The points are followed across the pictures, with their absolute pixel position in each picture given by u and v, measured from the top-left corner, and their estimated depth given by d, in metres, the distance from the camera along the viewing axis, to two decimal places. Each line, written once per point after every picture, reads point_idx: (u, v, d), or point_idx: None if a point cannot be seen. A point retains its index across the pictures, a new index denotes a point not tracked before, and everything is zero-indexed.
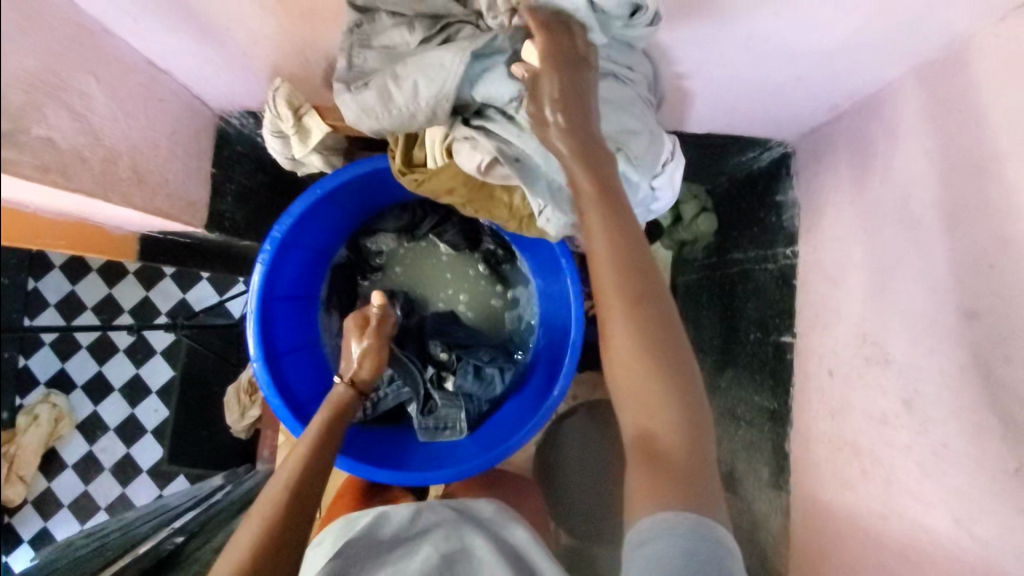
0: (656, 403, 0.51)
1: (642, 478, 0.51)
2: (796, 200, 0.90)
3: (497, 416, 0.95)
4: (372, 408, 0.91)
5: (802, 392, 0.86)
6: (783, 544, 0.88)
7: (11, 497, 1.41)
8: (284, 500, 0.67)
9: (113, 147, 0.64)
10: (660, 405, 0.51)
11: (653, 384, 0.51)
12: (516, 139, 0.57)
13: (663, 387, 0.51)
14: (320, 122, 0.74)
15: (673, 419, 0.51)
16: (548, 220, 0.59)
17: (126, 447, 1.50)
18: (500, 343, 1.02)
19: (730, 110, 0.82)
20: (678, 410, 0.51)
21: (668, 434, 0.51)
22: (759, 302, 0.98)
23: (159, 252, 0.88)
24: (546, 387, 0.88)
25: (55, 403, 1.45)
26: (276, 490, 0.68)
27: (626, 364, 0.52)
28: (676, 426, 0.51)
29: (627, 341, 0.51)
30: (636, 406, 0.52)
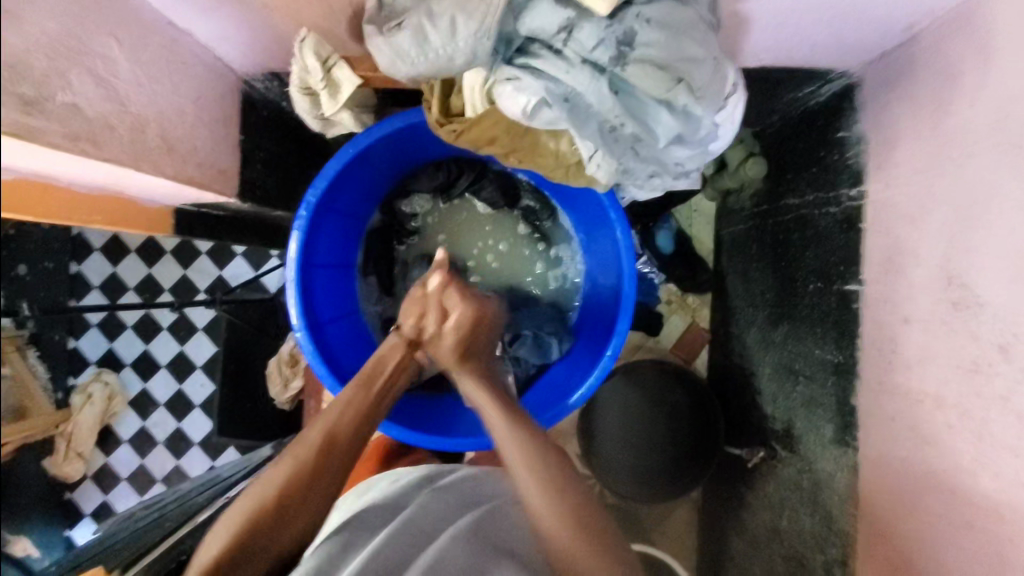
0: (574, 547, 0.65)
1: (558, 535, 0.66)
2: (862, 135, 0.83)
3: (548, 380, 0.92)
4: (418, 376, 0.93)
5: (872, 344, 0.80)
6: (851, 504, 0.85)
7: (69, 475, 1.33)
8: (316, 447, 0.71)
9: (141, 114, 0.62)
10: (553, 504, 0.67)
11: (558, 505, 0.67)
12: (565, 77, 0.51)
13: (566, 499, 0.68)
14: (349, 73, 0.69)
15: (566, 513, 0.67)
16: (598, 165, 0.55)
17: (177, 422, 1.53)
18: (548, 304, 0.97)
19: (792, 37, 0.74)
20: (570, 508, 0.67)
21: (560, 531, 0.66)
22: (819, 250, 0.92)
23: (196, 227, 0.85)
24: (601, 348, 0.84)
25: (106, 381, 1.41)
26: (309, 438, 0.72)
27: (541, 512, 0.68)
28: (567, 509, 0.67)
29: (529, 469, 0.70)
30: (544, 507, 0.67)
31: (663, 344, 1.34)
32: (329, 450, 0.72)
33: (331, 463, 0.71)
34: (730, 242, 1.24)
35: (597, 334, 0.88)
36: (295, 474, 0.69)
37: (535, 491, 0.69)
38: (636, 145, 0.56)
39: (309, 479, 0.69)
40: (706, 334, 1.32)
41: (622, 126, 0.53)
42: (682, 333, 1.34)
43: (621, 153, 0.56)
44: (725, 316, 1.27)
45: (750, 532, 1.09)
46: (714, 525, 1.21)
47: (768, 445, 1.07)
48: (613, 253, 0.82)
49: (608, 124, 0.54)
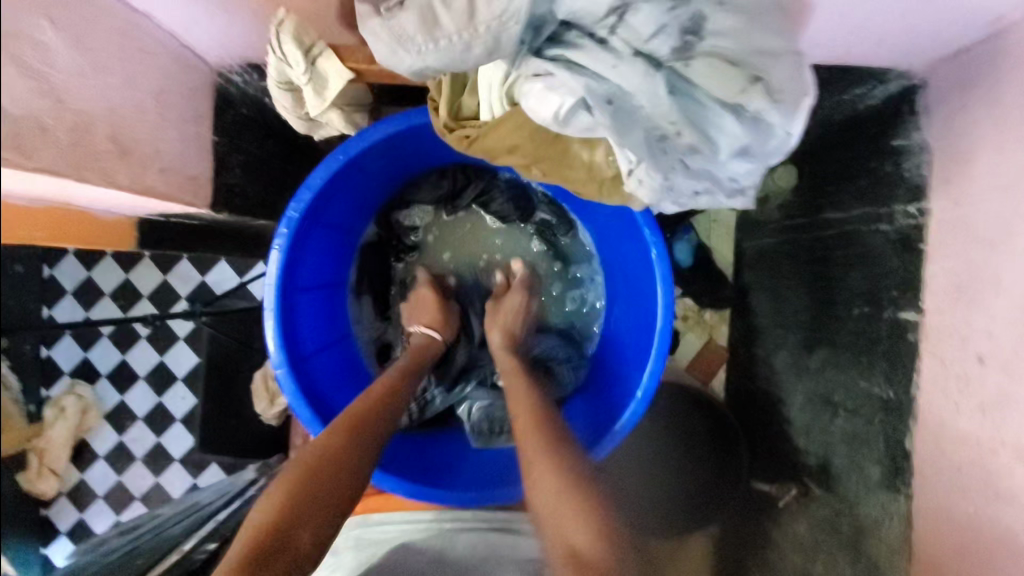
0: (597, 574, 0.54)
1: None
2: (924, 145, 0.73)
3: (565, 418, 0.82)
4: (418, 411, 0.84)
5: (934, 382, 0.70)
6: (900, 556, 0.76)
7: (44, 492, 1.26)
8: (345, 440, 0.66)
9: (85, 113, 0.51)
10: (575, 510, 0.59)
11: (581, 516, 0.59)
12: (611, 73, 0.41)
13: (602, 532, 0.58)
14: (338, 66, 0.57)
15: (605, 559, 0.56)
16: (641, 181, 0.46)
17: (156, 437, 1.44)
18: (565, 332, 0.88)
19: (855, 28, 0.65)
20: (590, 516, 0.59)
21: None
22: (866, 271, 0.82)
23: (162, 239, 0.76)
24: (628, 391, 0.74)
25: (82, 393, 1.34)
26: (306, 451, 0.65)
27: (556, 521, 0.59)
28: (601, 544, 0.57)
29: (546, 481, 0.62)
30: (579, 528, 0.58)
31: (678, 361, 1.25)
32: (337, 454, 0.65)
33: (344, 468, 0.64)
34: (754, 256, 1.14)
35: (624, 372, 0.77)
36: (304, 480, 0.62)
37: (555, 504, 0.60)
38: (689, 157, 0.46)
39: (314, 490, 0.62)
40: (722, 352, 1.24)
41: (678, 135, 0.43)
42: (698, 351, 1.24)
43: (668, 166, 0.46)
44: (747, 335, 1.17)
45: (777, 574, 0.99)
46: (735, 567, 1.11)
47: (800, 481, 0.97)
48: (644, 282, 0.72)
49: (658, 131, 0.43)
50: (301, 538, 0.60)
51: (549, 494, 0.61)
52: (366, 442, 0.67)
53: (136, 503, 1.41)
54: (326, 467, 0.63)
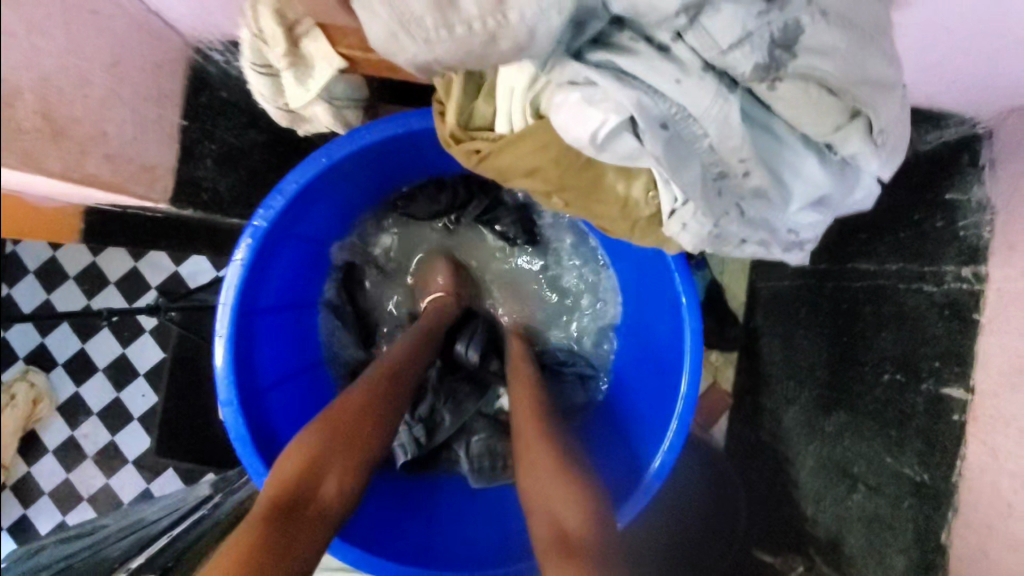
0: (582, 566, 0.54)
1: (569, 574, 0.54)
2: (983, 202, 0.65)
3: None
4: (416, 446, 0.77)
5: (983, 470, 0.62)
6: None
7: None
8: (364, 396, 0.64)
9: (11, 80, 0.41)
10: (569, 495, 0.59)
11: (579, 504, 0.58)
12: (672, 89, 0.32)
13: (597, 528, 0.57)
14: (326, 50, 0.47)
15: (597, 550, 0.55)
16: (685, 225, 0.38)
17: (111, 434, 1.32)
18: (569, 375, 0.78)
19: (923, 65, 0.57)
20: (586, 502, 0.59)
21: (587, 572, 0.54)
22: (897, 333, 0.75)
23: (115, 231, 0.66)
24: (643, 441, 0.68)
25: (33, 383, 1.28)
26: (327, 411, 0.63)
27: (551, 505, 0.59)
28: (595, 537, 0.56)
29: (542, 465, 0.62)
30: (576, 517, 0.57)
31: None
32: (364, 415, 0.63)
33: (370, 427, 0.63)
34: (769, 297, 1.05)
35: (635, 428, 0.71)
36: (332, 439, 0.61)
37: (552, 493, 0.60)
38: (749, 203, 0.37)
39: (344, 448, 0.61)
40: (728, 398, 1.16)
41: (746, 175, 0.35)
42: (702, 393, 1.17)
43: (720, 211, 0.38)
44: (754, 382, 1.09)
45: None
46: None
47: (806, 554, 0.88)
48: (668, 336, 0.66)
49: (719, 167, 0.35)
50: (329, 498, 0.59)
51: (545, 479, 0.61)
52: (387, 403, 0.65)
53: (81, 505, 1.31)
54: (351, 427, 0.62)
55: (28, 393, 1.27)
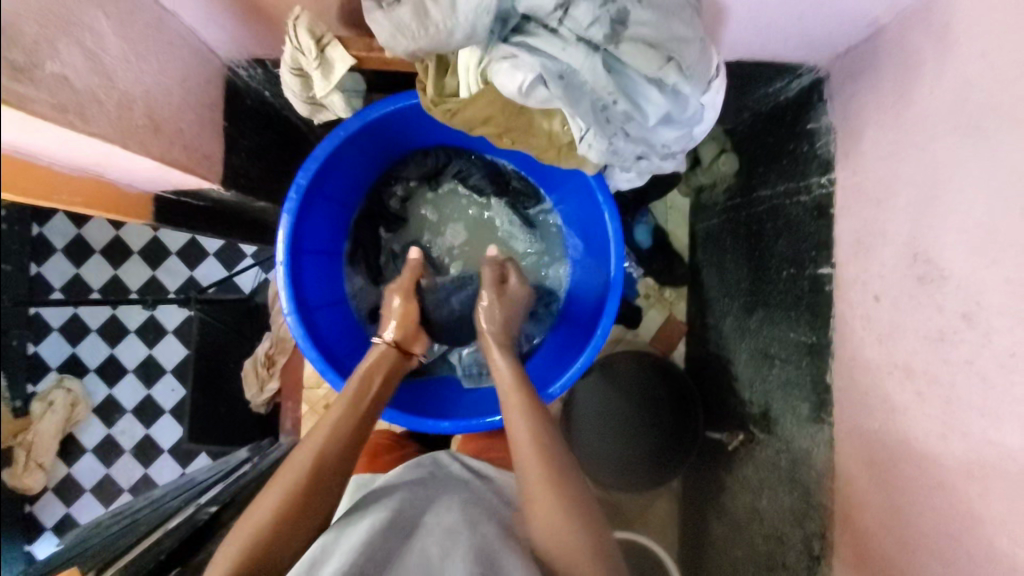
0: (558, 523, 0.66)
1: (553, 527, 0.66)
2: (830, 126, 0.87)
3: (538, 356, 0.96)
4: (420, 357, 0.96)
5: (845, 323, 0.83)
6: (828, 478, 0.88)
7: (28, 487, 1.18)
8: (308, 464, 0.69)
9: (127, 91, 0.61)
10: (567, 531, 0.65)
11: (575, 538, 0.65)
12: (560, 54, 0.53)
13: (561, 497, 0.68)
14: (343, 53, 0.66)
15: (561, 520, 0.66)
16: (590, 145, 0.58)
17: (145, 428, 1.39)
18: (539, 309, 0.97)
19: (765, 30, 0.79)
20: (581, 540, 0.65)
21: (558, 531, 0.66)
22: (792, 238, 0.96)
23: (173, 216, 0.82)
24: (593, 329, 0.87)
25: (69, 388, 1.25)
26: (278, 488, 0.67)
27: (554, 534, 0.66)
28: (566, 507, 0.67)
29: (545, 500, 0.68)
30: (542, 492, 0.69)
31: (642, 336, 1.36)
32: (317, 478, 0.69)
33: (329, 483, 0.70)
34: (704, 236, 1.27)
35: (589, 322, 0.89)
36: (292, 494, 0.67)
37: (557, 527, 0.66)
38: (627, 124, 0.58)
39: (301, 507, 0.67)
40: (682, 327, 1.34)
41: (615, 103, 0.56)
42: (660, 326, 1.35)
43: (612, 132, 0.59)
44: (701, 307, 1.29)
45: (730, 514, 1.11)
46: (693, 510, 1.24)
47: (746, 428, 1.10)
48: (602, 237, 0.86)
49: (601, 102, 0.56)
50: (288, 545, 0.65)
51: (545, 510, 0.68)
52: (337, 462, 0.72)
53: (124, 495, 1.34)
54: (310, 481, 0.69)
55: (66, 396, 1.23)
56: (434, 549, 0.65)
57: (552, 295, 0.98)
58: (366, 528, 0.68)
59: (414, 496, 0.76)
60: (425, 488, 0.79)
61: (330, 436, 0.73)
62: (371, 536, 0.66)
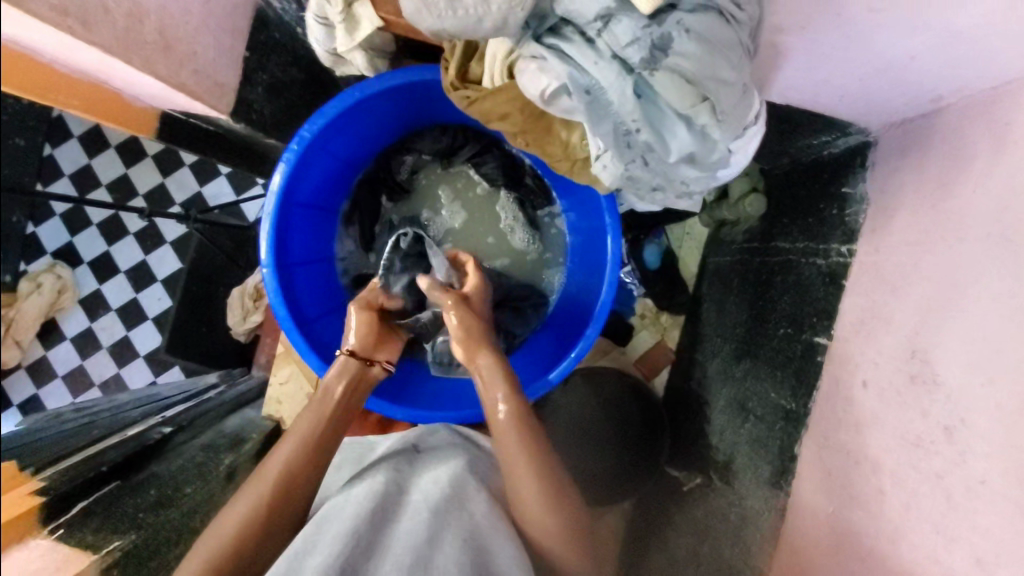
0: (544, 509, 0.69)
1: (542, 512, 0.69)
2: (865, 195, 0.83)
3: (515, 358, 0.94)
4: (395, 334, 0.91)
5: (828, 399, 0.81)
6: (771, 544, 0.86)
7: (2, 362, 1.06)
8: (273, 485, 0.67)
9: (141, 3, 0.59)
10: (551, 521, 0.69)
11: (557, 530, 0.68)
12: (591, 68, 0.49)
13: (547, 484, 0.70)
14: (370, 13, 0.62)
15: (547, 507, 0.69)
16: (605, 166, 0.56)
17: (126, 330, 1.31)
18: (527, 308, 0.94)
19: (822, 82, 0.75)
20: (567, 528, 0.68)
21: (545, 516, 0.69)
22: (797, 297, 0.92)
23: (179, 135, 0.79)
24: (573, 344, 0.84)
25: (60, 274, 1.16)
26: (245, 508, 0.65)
27: (538, 524, 0.69)
28: (552, 496, 0.69)
29: (528, 486, 0.70)
30: (523, 478, 0.70)
31: (628, 355, 1.34)
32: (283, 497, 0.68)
33: (296, 493, 0.69)
34: (714, 271, 1.23)
35: (571, 338, 0.87)
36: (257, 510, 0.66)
37: (541, 519, 0.69)
38: (647, 154, 0.55)
39: (268, 519, 0.66)
40: (671, 353, 1.32)
41: (638, 131, 0.52)
42: (649, 348, 1.33)
43: (630, 159, 0.56)
44: (693, 340, 1.26)
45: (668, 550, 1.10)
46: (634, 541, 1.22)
47: (706, 474, 1.08)
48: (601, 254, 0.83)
49: (624, 127, 0.53)
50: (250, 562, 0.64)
51: (531, 495, 0.69)
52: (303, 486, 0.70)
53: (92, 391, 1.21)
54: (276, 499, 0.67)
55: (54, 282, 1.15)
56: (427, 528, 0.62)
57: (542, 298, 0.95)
58: (353, 510, 0.64)
59: (401, 471, 0.73)
60: (411, 459, 0.77)
61: (299, 455, 0.70)
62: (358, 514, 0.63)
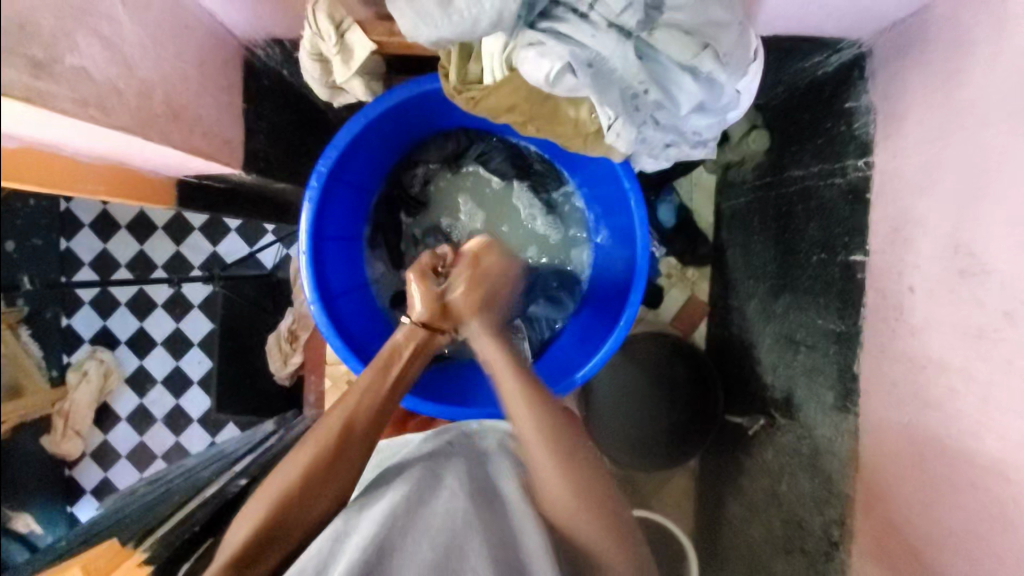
0: (558, 480, 0.71)
1: (559, 483, 0.71)
2: (870, 105, 0.83)
3: (561, 341, 0.96)
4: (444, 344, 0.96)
5: (877, 312, 0.81)
6: (850, 466, 0.87)
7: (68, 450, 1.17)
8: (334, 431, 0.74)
9: (146, 79, 0.61)
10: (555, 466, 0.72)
11: (568, 484, 0.71)
12: (590, 41, 0.51)
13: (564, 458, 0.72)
14: (362, 37, 0.64)
15: (561, 480, 0.71)
16: (619, 135, 0.55)
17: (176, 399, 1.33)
18: (560, 290, 0.97)
19: (806, 2, 0.75)
20: (580, 503, 0.70)
21: (557, 489, 0.71)
22: (824, 221, 0.92)
23: (199, 200, 0.81)
24: (618, 314, 0.86)
25: (102, 359, 1.23)
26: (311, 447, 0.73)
27: (552, 491, 0.71)
28: (569, 469, 0.72)
29: (542, 457, 0.73)
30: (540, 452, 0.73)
31: (663, 316, 1.34)
32: (344, 442, 0.74)
33: (351, 453, 0.74)
34: (730, 215, 1.23)
35: (614, 311, 0.88)
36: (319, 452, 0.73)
37: (546, 470, 0.72)
38: (657, 112, 0.56)
39: (328, 465, 0.72)
40: (705, 305, 1.33)
41: (646, 92, 0.54)
42: (682, 305, 1.33)
43: (641, 121, 0.57)
44: (724, 288, 1.27)
45: (747, 495, 1.11)
46: (712, 492, 1.24)
47: (768, 413, 1.09)
48: (625, 222, 0.85)
49: (631, 90, 0.54)
50: (309, 510, 0.70)
51: (546, 467, 0.72)
52: (362, 428, 0.76)
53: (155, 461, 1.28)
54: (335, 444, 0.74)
55: (99, 366, 1.22)
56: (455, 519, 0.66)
57: (574, 277, 0.97)
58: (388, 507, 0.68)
59: (427, 466, 0.77)
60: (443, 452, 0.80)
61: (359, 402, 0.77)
62: (390, 510, 0.67)
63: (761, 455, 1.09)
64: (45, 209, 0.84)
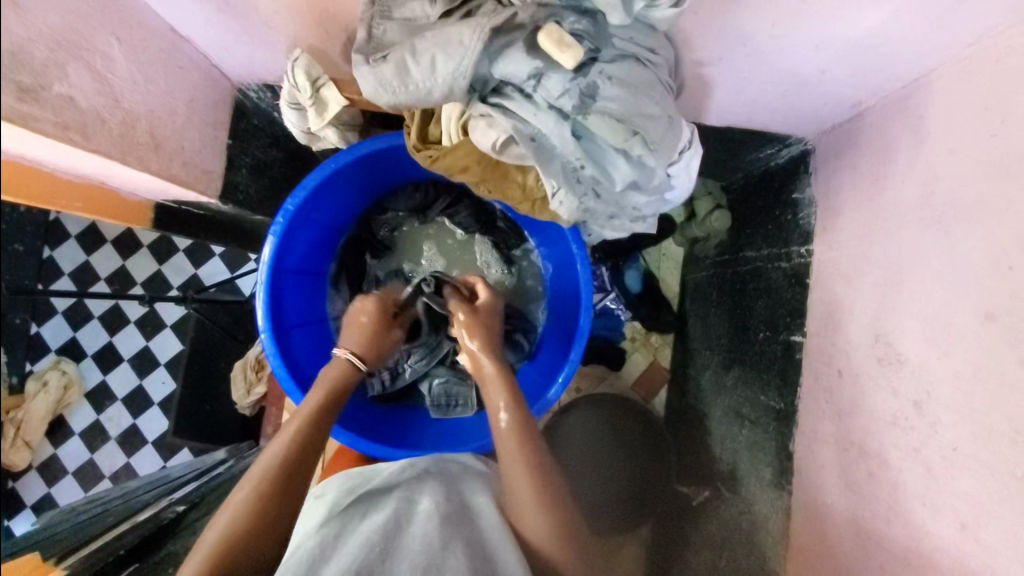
0: (533, 514, 0.68)
1: (535, 516, 0.68)
2: (813, 198, 0.89)
3: None
4: (391, 382, 0.97)
5: (811, 393, 0.84)
6: (783, 546, 0.87)
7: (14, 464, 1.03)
8: (269, 476, 0.69)
9: (132, 110, 0.66)
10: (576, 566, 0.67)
11: (548, 516, 0.68)
12: (533, 119, 0.57)
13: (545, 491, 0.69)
14: (336, 95, 0.75)
15: (538, 518, 0.68)
16: (561, 203, 0.61)
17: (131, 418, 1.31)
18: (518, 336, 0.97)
19: (751, 101, 0.82)
20: (559, 536, 0.67)
21: (535, 525, 0.68)
22: (770, 301, 0.97)
23: (171, 223, 0.85)
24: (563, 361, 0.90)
25: (65, 370, 1.13)
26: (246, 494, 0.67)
27: (529, 522, 0.68)
28: (550, 506, 0.69)
29: (522, 490, 0.70)
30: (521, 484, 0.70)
31: (624, 379, 1.36)
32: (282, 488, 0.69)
33: (290, 494, 0.69)
34: (693, 287, 1.28)
35: (559, 359, 0.92)
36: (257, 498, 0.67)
37: (525, 500, 0.69)
38: (596, 186, 0.62)
39: (261, 514, 0.66)
40: (666, 372, 1.35)
41: (583, 167, 0.59)
42: (643, 371, 1.36)
43: (582, 192, 0.62)
44: (684, 357, 1.30)
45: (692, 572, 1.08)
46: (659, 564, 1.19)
47: (713, 486, 1.09)
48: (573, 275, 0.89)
49: (570, 164, 0.59)
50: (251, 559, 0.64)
51: (525, 500, 0.69)
52: (298, 473, 0.71)
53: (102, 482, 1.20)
54: (272, 491, 0.68)
55: (61, 378, 1.12)
56: (430, 535, 0.64)
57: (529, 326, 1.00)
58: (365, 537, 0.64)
59: (401, 496, 0.73)
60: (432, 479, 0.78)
61: (293, 444, 0.72)
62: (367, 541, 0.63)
63: (706, 529, 1.07)
64: (27, 221, 0.88)
